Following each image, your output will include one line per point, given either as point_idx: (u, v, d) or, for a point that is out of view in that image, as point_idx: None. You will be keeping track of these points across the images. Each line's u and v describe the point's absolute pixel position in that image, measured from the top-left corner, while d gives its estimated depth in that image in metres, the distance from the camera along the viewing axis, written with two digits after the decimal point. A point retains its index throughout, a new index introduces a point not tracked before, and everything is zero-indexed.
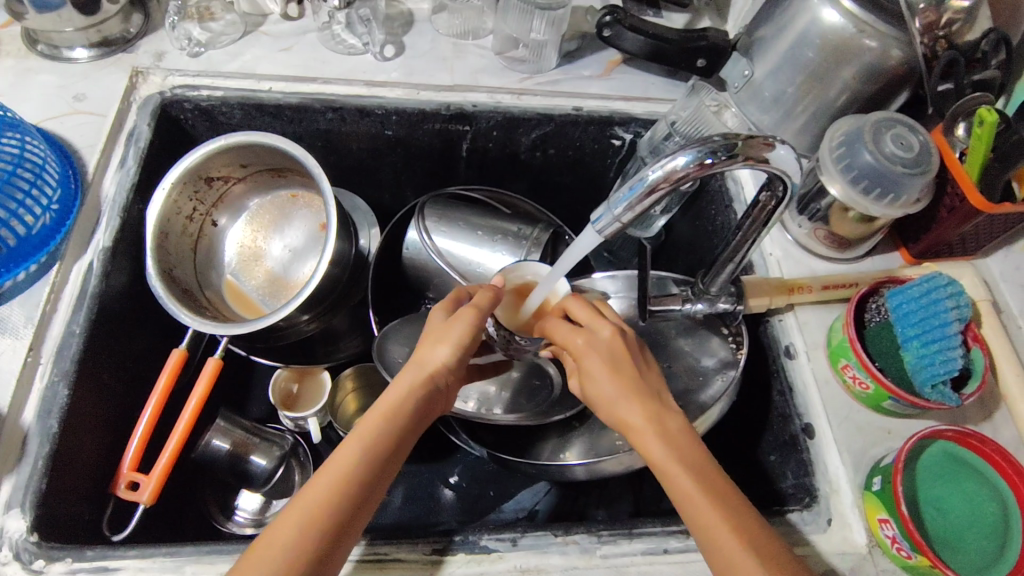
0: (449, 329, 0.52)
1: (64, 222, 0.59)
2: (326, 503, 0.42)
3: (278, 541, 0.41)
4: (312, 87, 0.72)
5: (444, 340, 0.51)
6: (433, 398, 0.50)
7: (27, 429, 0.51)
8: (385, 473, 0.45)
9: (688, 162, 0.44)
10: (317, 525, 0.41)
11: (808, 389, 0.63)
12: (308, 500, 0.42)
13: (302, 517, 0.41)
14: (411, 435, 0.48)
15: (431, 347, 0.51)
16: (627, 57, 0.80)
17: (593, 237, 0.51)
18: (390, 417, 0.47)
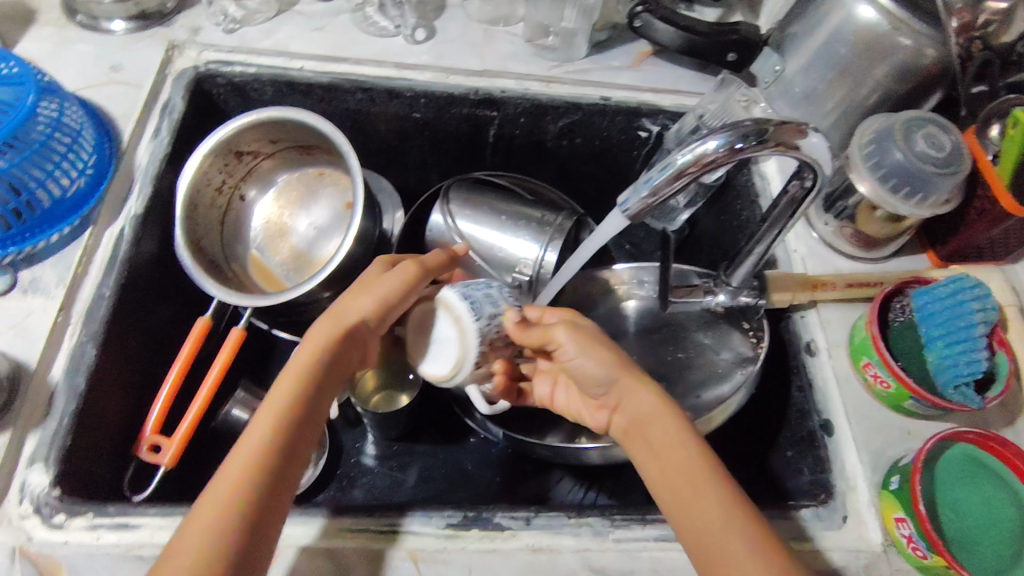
0: (379, 281, 0.55)
1: (97, 187, 0.60)
2: (260, 448, 0.42)
3: (212, 498, 0.40)
4: (343, 67, 0.73)
5: (373, 289, 0.54)
6: (354, 343, 0.52)
7: (54, 386, 0.52)
8: (308, 431, 0.46)
9: (718, 147, 0.44)
10: (254, 468, 0.41)
11: (829, 385, 0.63)
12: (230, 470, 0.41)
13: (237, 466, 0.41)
14: (334, 376, 0.49)
15: (355, 296, 0.54)
16: (657, 50, 0.80)
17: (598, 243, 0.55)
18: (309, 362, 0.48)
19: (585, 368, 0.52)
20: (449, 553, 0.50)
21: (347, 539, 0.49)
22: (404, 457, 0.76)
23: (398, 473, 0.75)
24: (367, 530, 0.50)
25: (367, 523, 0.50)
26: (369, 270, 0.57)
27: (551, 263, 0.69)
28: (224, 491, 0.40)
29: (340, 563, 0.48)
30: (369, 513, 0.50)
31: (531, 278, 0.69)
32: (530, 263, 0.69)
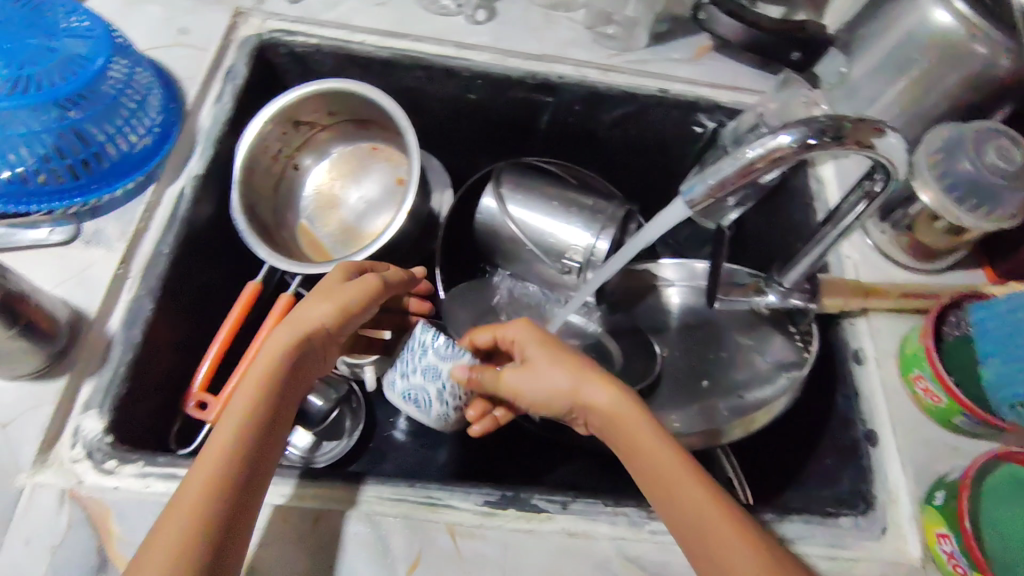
0: (338, 288, 0.53)
1: (161, 146, 0.61)
2: (210, 481, 0.41)
3: (166, 537, 0.39)
4: (404, 43, 0.73)
5: (333, 298, 0.52)
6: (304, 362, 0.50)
7: (111, 336, 0.53)
8: (268, 444, 0.45)
9: (790, 141, 0.44)
10: (206, 501, 0.40)
11: (875, 395, 0.62)
12: (190, 488, 0.41)
13: (191, 500, 0.40)
14: (286, 398, 0.48)
15: (312, 306, 0.51)
16: (719, 44, 0.79)
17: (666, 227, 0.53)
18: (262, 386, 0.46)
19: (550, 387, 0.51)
20: (485, 530, 0.50)
21: (386, 508, 0.50)
22: (437, 435, 0.77)
23: (430, 451, 0.76)
24: (406, 501, 0.50)
25: (407, 493, 0.50)
26: (328, 278, 0.54)
27: (602, 251, 0.68)
28: (181, 525, 0.39)
29: (379, 530, 0.49)
30: (409, 484, 0.51)
31: (581, 265, 0.68)
32: (580, 249, 0.68)
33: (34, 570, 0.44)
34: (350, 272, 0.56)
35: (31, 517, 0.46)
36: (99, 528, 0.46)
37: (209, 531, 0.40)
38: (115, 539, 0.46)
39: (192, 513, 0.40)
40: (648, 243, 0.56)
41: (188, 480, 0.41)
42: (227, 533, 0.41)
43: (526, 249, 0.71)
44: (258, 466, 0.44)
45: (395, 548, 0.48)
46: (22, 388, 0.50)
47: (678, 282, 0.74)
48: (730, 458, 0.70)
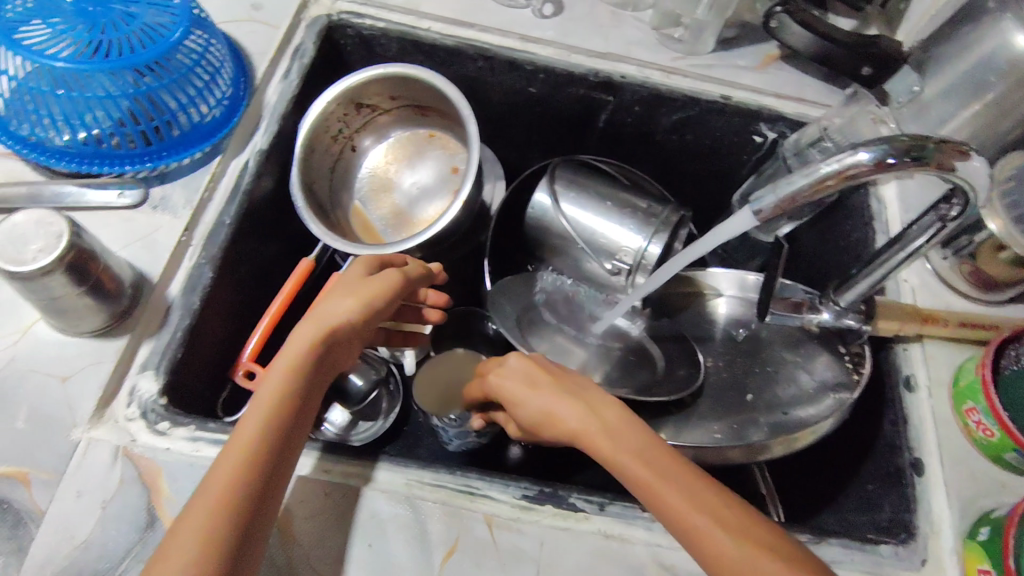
0: (360, 284, 0.51)
1: (229, 119, 0.62)
2: (229, 481, 0.41)
3: (187, 535, 0.39)
4: (470, 32, 0.73)
5: (356, 294, 0.51)
6: (327, 359, 0.49)
7: (171, 301, 0.54)
8: (290, 439, 0.45)
9: (868, 159, 0.42)
10: (225, 502, 0.40)
11: (925, 424, 0.60)
12: (212, 484, 0.41)
13: (209, 501, 0.40)
14: (309, 396, 0.47)
15: (332, 303, 0.50)
16: (787, 54, 0.78)
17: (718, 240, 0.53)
18: (283, 384, 0.45)
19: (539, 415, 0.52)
20: (522, 524, 0.50)
21: (426, 492, 0.50)
22: None
23: None
24: (447, 488, 0.50)
25: (447, 480, 0.51)
26: (348, 273, 0.53)
27: (654, 255, 0.68)
28: (199, 525, 0.39)
29: (418, 514, 0.49)
30: (450, 471, 0.51)
31: (631, 267, 0.68)
32: (631, 252, 0.68)
33: (85, 522, 0.45)
34: (371, 267, 0.55)
35: (84, 469, 0.47)
36: (150, 487, 0.47)
37: (227, 536, 0.39)
38: (164, 499, 0.46)
39: (210, 516, 0.40)
40: (704, 253, 0.55)
41: (207, 480, 0.41)
42: (244, 534, 0.41)
43: (577, 248, 0.70)
44: (279, 462, 0.44)
45: (432, 533, 0.48)
46: (83, 344, 0.51)
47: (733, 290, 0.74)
48: (766, 475, 0.70)
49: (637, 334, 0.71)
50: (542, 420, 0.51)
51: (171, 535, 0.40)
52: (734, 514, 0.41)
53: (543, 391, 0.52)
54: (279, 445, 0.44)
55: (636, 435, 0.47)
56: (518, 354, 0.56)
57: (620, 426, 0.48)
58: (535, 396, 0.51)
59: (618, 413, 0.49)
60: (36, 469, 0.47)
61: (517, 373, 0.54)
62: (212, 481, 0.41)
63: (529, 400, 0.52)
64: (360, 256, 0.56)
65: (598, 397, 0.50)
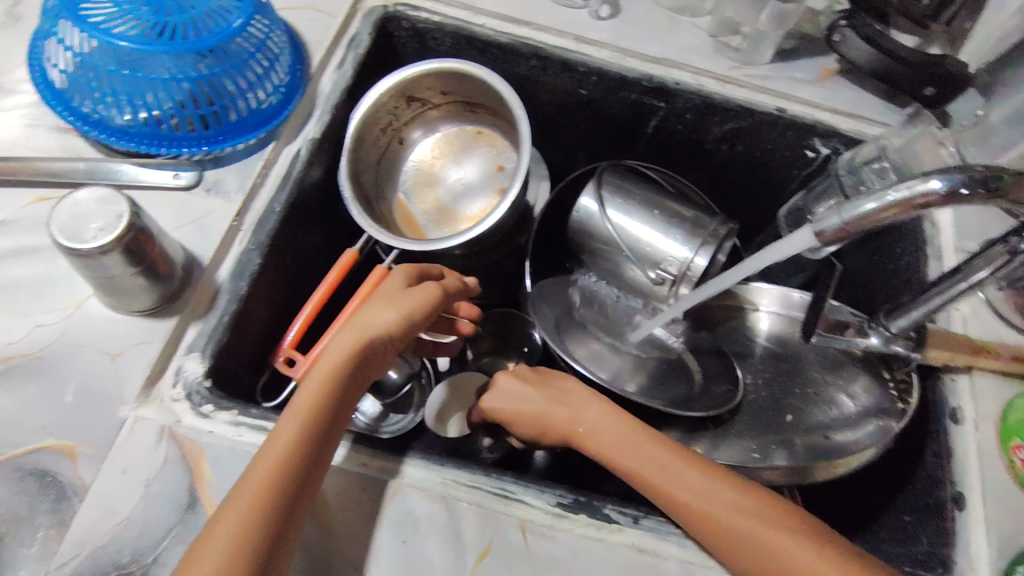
0: (400, 295, 0.52)
1: (285, 107, 0.62)
2: (264, 482, 0.42)
3: (222, 532, 0.40)
4: (525, 30, 0.73)
5: (395, 305, 0.51)
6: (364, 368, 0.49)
7: (219, 285, 0.55)
8: (326, 442, 0.45)
9: (940, 188, 0.41)
10: (260, 502, 0.41)
11: (968, 460, 0.57)
12: (248, 483, 0.42)
13: (244, 501, 0.41)
14: (344, 403, 0.47)
15: (372, 312, 0.51)
16: (846, 68, 0.75)
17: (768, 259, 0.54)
18: (320, 390, 0.46)
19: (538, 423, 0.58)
20: (556, 531, 0.49)
21: (461, 493, 0.50)
22: None
23: None
24: (482, 490, 0.50)
25: (481, 482, 0.51)
26: (389, 282, 0.53)
27: (699, 267, 0.67)
28: (234, 523, 0.40)
29: (452, 514, 0.49)
30: (486, 474, 0.51)
31: (675, 277, 0.67)
32: (677, 262, 0.67)
33: (128, 500, 0.45)
34: (411, 275, 0.55)
35: (129, 446, 0.47)
36: (193, 470, 0.47)
37: (260, 534, 0.40)
38: (206, 482, 0.47)
39: (244, 514, 0.40)
40: (762, 267, 0.56)
41: (244, 480, 0.42)
42: (277, 535, 0.41)
43: (622, 256, 0.70)
44: (314, 464, 0.44)
45: (466, 535, 0.48)
46: (133, 322, 0.52)
47: (773, 307, 0.73)
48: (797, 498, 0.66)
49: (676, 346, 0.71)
50: (534, 432, 0.58)
51: (207, 532, 0.40)
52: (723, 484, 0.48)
53: (530, 402, 0.59)
54: (313, 451, 0.44)
55: (619, 427, 0.53)
56: (508, 371, 0.63)
57: (604, 422, 0.54)
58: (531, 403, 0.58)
59: (605, 411, 0.55)
60: (83, 444, 0.47)
61: (511, 388, 0.61)
62: (248, 482, 0.41)
63: (519, 412, 0.59)
64: (400, 265, 0.56)
65: (578, 398, 0.57)
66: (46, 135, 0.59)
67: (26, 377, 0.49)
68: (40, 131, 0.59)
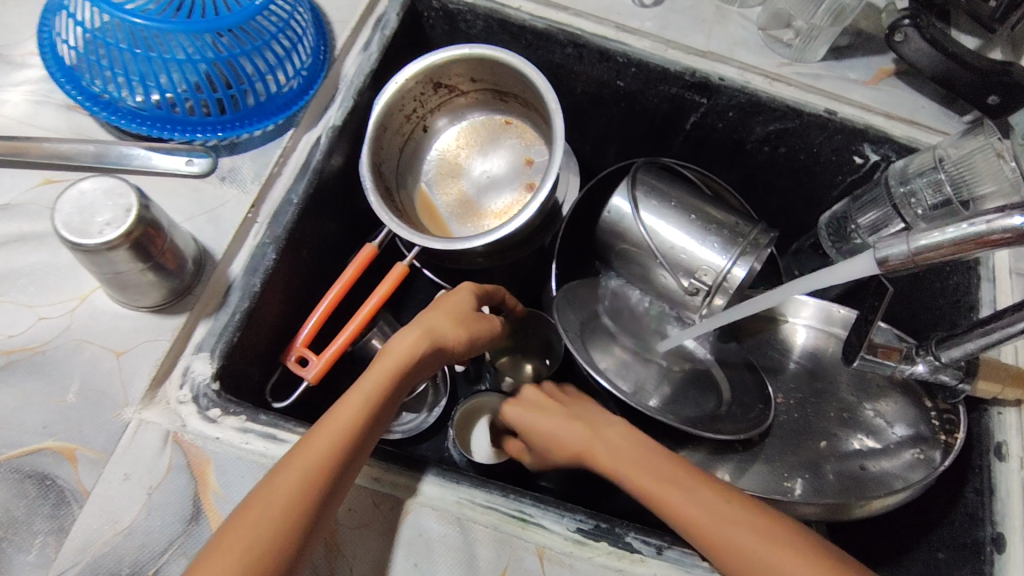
0: (468, 318, 0.53)
1: (307, 91, 0.59)
2: (326, 455, 0.41)
3: (276, 499, 0.39)
4: (562, 15, 0.68)
5: (463, 323, 0.52)
6: (427, 366, 0.49)
7: (231, 280, 0.52)
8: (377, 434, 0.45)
9: (1022, 224, 0.37)
10: (320, 474, 0.40)
11: (1012, 500, 0.53)
12: (308, 453, 0.41)
13: (307, 470, 0.40)
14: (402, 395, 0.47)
15: (443, 320, 0.51)
16: (904, 70, 0.70)
17: (799, 290, 0.54)
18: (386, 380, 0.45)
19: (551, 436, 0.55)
20: (574, 559, 0.47)
21: (477, 514, 0.48)
22: None
23: None
24: (499, 511, 0.48)
25: (498, 503, 0.48)
26: (459, 296, 0.54)
27: (736, 277, 0.63)
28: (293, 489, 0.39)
29: (467, 536, 0.47)
30: (502, 494, 0.49)
31: (710, 288, 0.64)
32: (712, 272, 0.64)
33: (130, 508, 0.43)
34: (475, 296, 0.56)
35: (133, 451, 0.45)
36: (197, 479, 0.45)
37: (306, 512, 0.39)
38: (211, 492, 0.44)
39: (299, 488, 0.39)
40: (822, 285, 0.52)
41: (304, 451, 0.41)
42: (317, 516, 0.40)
43: (655, 262, 0.66)
44: (363, 452, 0.43)
45: (480, 561, 0.46)
46: (141, 318, 0.50)
47: (807, 321, 0.69)
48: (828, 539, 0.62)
49: (704, 356, 0.69)
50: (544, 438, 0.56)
51: (261, 493, 0.39)
52: (729, 498, 0.45)
53: (546, 413, 0.57)
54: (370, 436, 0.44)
55: (635, 444, 0.50)
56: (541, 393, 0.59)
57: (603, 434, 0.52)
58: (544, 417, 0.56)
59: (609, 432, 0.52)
60: (85, 446, 0.45)
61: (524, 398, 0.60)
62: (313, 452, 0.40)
63: (534, 419, 0.57)
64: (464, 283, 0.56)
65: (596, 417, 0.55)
66: (54, 113, 0.56)
67: (26, 372, 0.47)
68: (49, 109, 0.56)
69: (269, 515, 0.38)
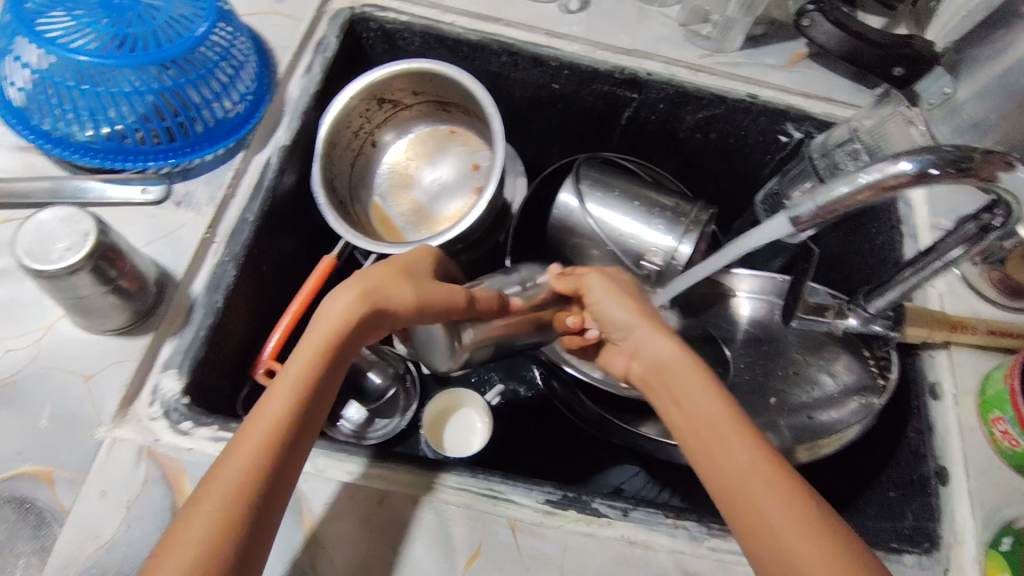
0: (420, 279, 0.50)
1: (252, 115, 0.61)
2: (255, 456, 0.38)
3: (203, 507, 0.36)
4: (494, 26, 0.72)
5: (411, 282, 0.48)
6: (376, 327, 0.46)
7: (193, 299, 0.54)
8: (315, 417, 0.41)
9: (910, 169, 0.42)
10: (252, 476, 0.37)
11: (949, 434, 0.57)
12: (239, 451, 0.38)
13: (251, 444, 0.38)
14: (341, 369, 0.44)
15: (389, 275, 0.48)
16: (815, 52, 0.75)
17: (734, 252, 0.57)
18: (316, 354, 0.42)
19: (618, 308, 0.54)
20: (544, 528, 0.49)
21: (448, 495, 0.50)
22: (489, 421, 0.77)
23: None
24: (469, 490, 0.50)
25: (470, 484, 0.50)
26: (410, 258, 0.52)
27: (684, 255, 0.67)
28: (227, 481, 0.37)
29: (441, 517, 0.49)
30: (471, 474, 0.51)
31: (660, 267, 0.68)
32: (661, 252, 0.68)
33: (110, 521, 0.45)
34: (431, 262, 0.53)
35: (111, 468, 0.47)
36: (173, 488, 0.46)
37: (239, 518, 0.36)
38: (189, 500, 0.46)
39: (228, 493, 0.37)
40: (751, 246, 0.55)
41: (233, 450, 0.38)
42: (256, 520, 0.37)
43: (605, 248, 0.70)
44: (300, 441, 0.40)
45: (455, 538, 0.48)
46: (107, 341, 0.51)
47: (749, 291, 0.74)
48: None
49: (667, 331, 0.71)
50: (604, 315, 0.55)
51: (206, 479, 0.38)
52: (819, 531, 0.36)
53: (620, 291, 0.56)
54: (315, 407, 0.41)
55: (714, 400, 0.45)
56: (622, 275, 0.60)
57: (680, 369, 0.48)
58: (616, 293, 0.55)
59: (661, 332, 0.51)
60: (61, 468, 0.47)
61: (609, 271, 0.59)
62: (250, 437, 0.38)
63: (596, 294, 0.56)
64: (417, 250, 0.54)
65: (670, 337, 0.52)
66: (6, 155, 0.58)
67: None
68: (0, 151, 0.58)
69: (206, 504, 0.36)
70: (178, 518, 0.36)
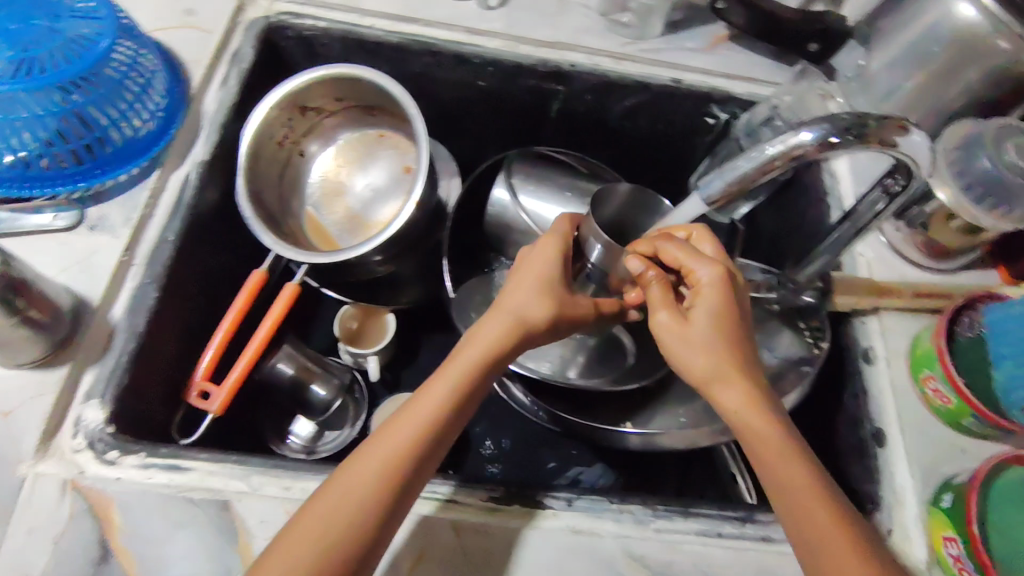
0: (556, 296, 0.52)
1: (166, 131, 0.60)
2: (359, 506, 0.41)
3: (304, 543, 0.40)
4: (414, 27, 0.72)
5: (540, 304, 0.51)
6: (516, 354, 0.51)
7: (114, 325, 0.52)
8: (426, 468, 0.44)
9: (812, 138, 0.43)
10: (354, 527, 0.41)
11: (884, 397, 0.59)
12: (347, 491, 0.42)
13: (362, 493, 0.42)
14: (463, 415, 0.47)
15: (526, 293, 0.51)
16: (734, 34, 0.77)
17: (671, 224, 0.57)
18: (440, 407, 0.46)
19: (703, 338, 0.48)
20: (489, 525, 0.49)
21: None
22: None
23: None
24: None
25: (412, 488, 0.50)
26: (545, 253, 0.54)
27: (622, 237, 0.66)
28: (325, 524, 0.41)
29: None
30: None
31: None
32: None
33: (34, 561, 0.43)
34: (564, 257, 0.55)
35: (33, 506, 0.45)
36: (101, 520, 0.45)
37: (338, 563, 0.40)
38: (118, 531, 0.45)
39: (328, 536, 0.40)
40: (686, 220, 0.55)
41: (344, 492, 0.42)
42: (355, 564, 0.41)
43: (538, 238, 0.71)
44: (410, 493, 0.43)
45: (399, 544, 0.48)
46: (23, 375, 0.49)
47: None
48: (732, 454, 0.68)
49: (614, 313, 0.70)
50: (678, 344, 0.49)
51: (309, 504, 0.42)
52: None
53: (706, 313, 0.48)
54: (428, 460, 0.44)
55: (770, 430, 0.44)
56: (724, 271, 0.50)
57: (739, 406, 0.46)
58: (699, 321, 0.48)
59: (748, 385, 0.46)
60: None
61: (710, 279, 0.50)
62: (358, 485, 0.42)
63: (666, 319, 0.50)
64: (561, 237, 0.56)
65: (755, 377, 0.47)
66: None
67: None
68: None
69: (302, 543, 0.40)
70: (288, 533, 0.41)
